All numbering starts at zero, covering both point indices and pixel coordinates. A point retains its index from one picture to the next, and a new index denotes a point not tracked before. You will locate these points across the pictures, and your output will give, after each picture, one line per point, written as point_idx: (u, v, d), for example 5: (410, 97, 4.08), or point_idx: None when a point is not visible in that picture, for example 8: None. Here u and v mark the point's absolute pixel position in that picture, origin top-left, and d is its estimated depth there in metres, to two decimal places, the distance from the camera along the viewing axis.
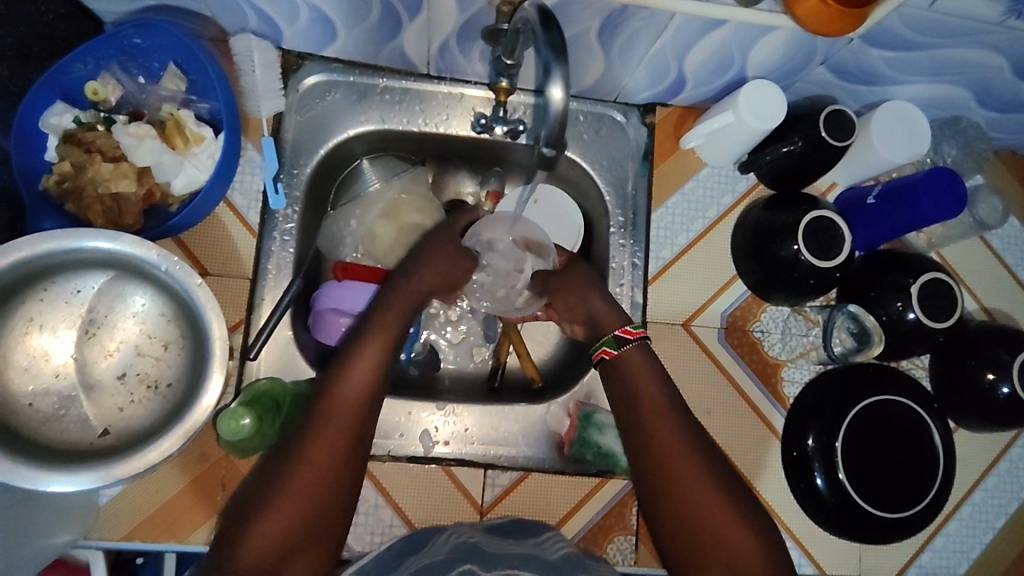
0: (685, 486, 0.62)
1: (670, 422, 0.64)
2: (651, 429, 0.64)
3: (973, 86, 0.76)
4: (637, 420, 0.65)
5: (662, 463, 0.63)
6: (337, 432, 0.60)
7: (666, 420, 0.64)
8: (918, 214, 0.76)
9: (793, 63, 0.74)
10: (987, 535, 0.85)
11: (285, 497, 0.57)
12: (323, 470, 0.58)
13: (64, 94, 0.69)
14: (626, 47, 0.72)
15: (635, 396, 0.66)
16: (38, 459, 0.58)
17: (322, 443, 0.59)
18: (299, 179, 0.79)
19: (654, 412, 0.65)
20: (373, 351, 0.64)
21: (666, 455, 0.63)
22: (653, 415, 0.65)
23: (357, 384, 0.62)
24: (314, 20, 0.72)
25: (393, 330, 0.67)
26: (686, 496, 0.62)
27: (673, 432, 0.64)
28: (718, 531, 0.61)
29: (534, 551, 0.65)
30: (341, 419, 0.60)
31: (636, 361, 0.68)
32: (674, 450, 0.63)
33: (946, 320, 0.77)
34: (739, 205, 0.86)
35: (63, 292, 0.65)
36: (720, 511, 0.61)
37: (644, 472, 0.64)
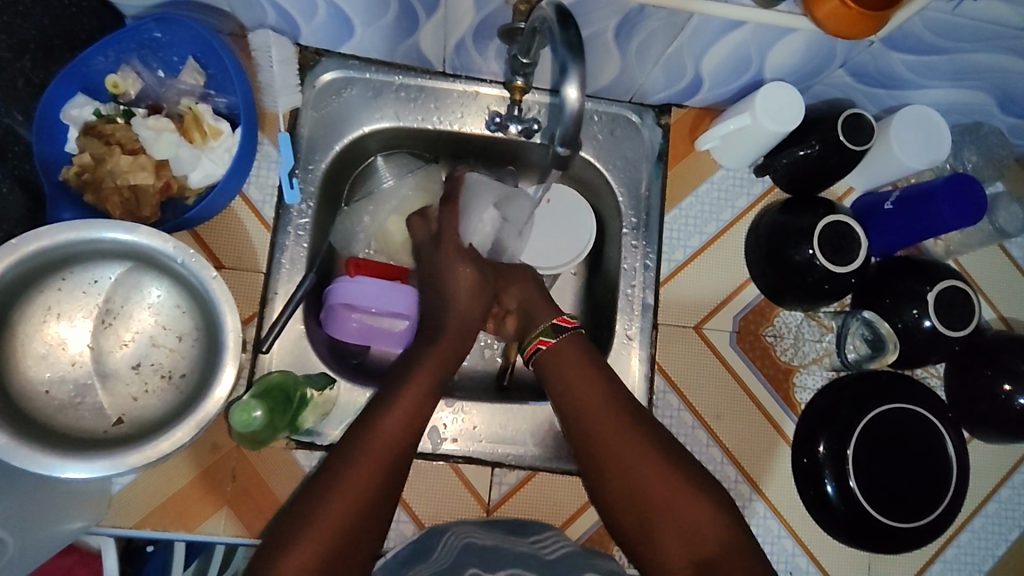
0: (626, 467, 0.64)
1: (623, 417, 0.66)
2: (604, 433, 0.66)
3: (995, 92, 0.75)
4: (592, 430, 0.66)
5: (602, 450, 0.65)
6: (375, 471, 0.61)
7: (608, 416, 0.66)
8: (936, 221, 0.75)
9: (812, 66, 0.73)
10: (1000, 547, 0.84)
11: (327, 515, 0.58)
12: (362, 494, 0.60)
13: (86, 87, 0.70)
14: (643, 48, 0.72)
15: (571, 400, 0.68)
16: (54, 446, 0.59)
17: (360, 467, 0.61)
18: (314, 174, 0.79)
19: (595, 408, 0.67)
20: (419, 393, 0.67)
21: (606, 445, 0.65)
22: (592, 411, 0.67)
23: (399, 419, 0.65)
24: (332, 17, 0.72)
25: (438, 376, 0.70)
26: (633, 472, 0.63)
27: (614, 424, 0.66)
28: (666, 501, 0.62)
29: (533, 551, 0.66)
30: (380, 449, 0.62)
31: (573, 366, 0.69)
32: (614, 440, 0.65)
33: (963, 328, 0.76)
34: (754, 208, 0.86)
35: (81, 282, 0.66)
36: (663, 482, 0.62)
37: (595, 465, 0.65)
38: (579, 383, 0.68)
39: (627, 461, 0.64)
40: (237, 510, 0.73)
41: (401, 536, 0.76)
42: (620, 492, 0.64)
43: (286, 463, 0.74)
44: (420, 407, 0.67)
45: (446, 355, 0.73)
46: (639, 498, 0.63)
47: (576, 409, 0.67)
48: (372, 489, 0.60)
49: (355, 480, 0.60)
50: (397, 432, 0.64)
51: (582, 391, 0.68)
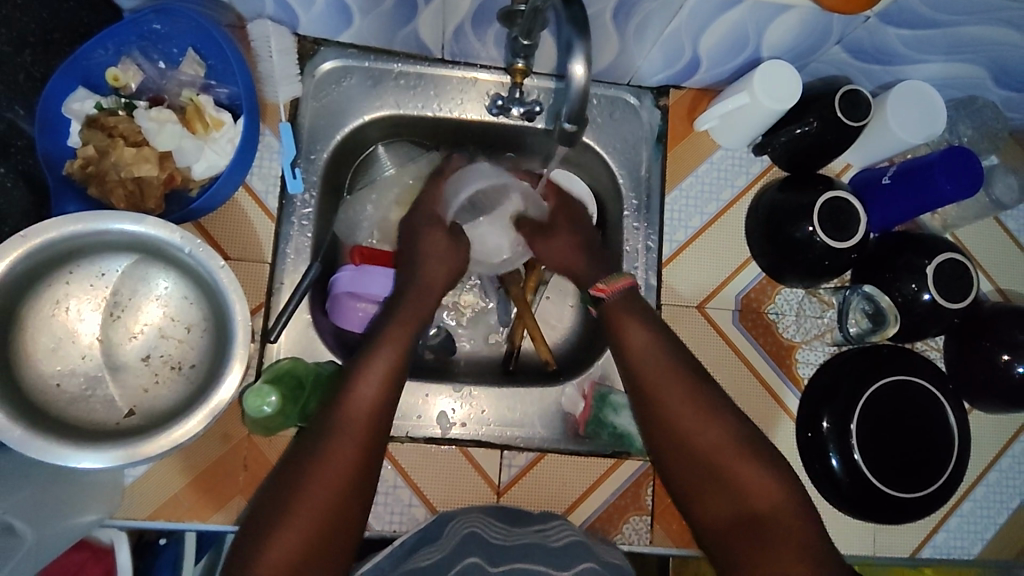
0: (690, 431, 0.63)
1: (674, 372, 0.66)
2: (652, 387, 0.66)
3: (989, 65, 0.76)
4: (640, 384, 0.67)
5: (666, 413, 0.65)
6: (358, 437, 0.60)
7: (672, 378, 0.66)
8: (934, 195, 0.76)
9: (809, 43, 0.74)
10: (1002, 514, 0.85)
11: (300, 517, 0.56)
12: (335, 493, 0.58)
13: (86, 80, 0.70)
14: (641, 28, 0.73)
15: (634, 363, 0.68)
16: (68, 438, 0.59)
17: (332, 465, 0.58)
18: (316, 164, 0.80)
19: (654, 372, 0.67)
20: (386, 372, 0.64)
21: (669, 409, 0.65)
22: (656, 374, 0.66)
23: (370, 399, 0.62)
24: (330, 5, 0.72)
25: (406, 343, 0.67)
26: (686, 431, 0.63)
27: (678, 385, 0.65)
28: (711, 459, 0.62)
29: (541, 540, 0.66)
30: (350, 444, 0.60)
31: (634, 327, 0.70)
32: (679, 402, 0.64)
33: (961, 300, 0.77)
34: (753, 187, 0.86)
35: (88, 275, 0.66)
36: (727, 449, 0.62)
37: (657, 427, 0.65)
38: (642, 344, 0.68)
39: (690, 425, 0.63)
40: (248, 500, 0.74)
41: (413, 520, 0.77)
42: (680, 458, 0.63)
43: None
44: (390, 381, 0.64)
45: (410, 333, 0.69)
46: (699, 463, 0.62)
47: (636, 368, 0.68)
48: (346, 485, 0.58)
49: (328, 475, 0.58)
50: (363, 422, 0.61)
51: (645, 355, 0.68)
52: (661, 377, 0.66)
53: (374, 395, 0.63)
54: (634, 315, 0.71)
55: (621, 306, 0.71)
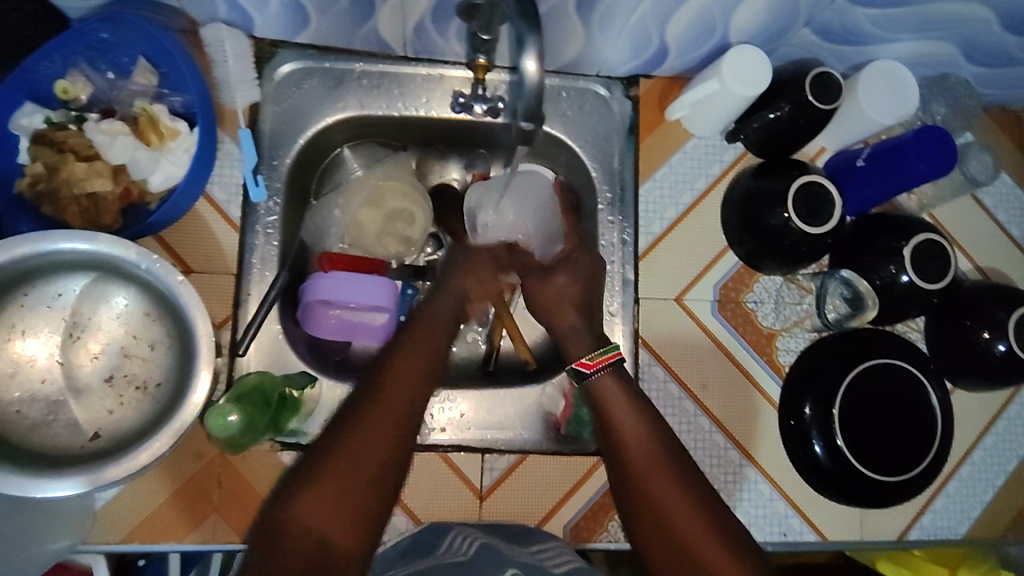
0: (671, 517, 0.59)
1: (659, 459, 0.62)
2: (637, 467, 0.62)
3: (960, 42, 0.75)
4: (624, 462, 0.62)
5: (648, 496, 0.60)
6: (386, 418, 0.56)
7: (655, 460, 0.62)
8: (909, 175, 0.75)
9: (777, 26, 0.72)
10: (988, 493, 0.85)
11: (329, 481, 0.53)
12: (373, 464, 0.54)
13: (33, 94, 0.67)
14: (606, 18, 0.71)
15: (616, 431, 0.64)
16: (28, 466, 0.57)
17: (366, 430, 0.55)
18: (280, 170, 0.78)
19: (639, 449, 0.62)
20: (425, 342, 0.62)
21: (651, 491, 0.60)
22: (637, 451, 0.62)
23: (404, 383, 0.58)
24: (285, 5, 0.70)
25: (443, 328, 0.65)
26: (669, 522, 0.59)
27: (663, 475, 0.61)
28: (691, 553, 0.58)
29: (538, 563, 0.65)
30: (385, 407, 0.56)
31: (620, 398, 0.65)
32: (661, 488, 0.60)
33: (940, 281, 0.76)
34: (728, 174, 0.85)
35: (45, 296, 0.64)
36: (708, 539, 0.58)
37: (637, 511, 0.61)
38: (627, 419, 0.64)
39: (670, 514, 0.59)
40: (224, 517, 0.72)
41: (395, 530, 0.75)
42: (658, 545, 0.59)
43: (273, 465, 0.73)
44: (431, 362, 0.61)
45: (449, 309, 0.67)
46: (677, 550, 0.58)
47: (622, 448, 0.63)
48: (382, 450, 0.55)
49: (363, 440, 0.54)
50: (408, 385, 0.58)
51: (629, 429, 0.63)
52: (648, 460, 0.62)
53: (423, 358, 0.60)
54: (625, 388, 0.66)
55: (615, 383, 0.66)
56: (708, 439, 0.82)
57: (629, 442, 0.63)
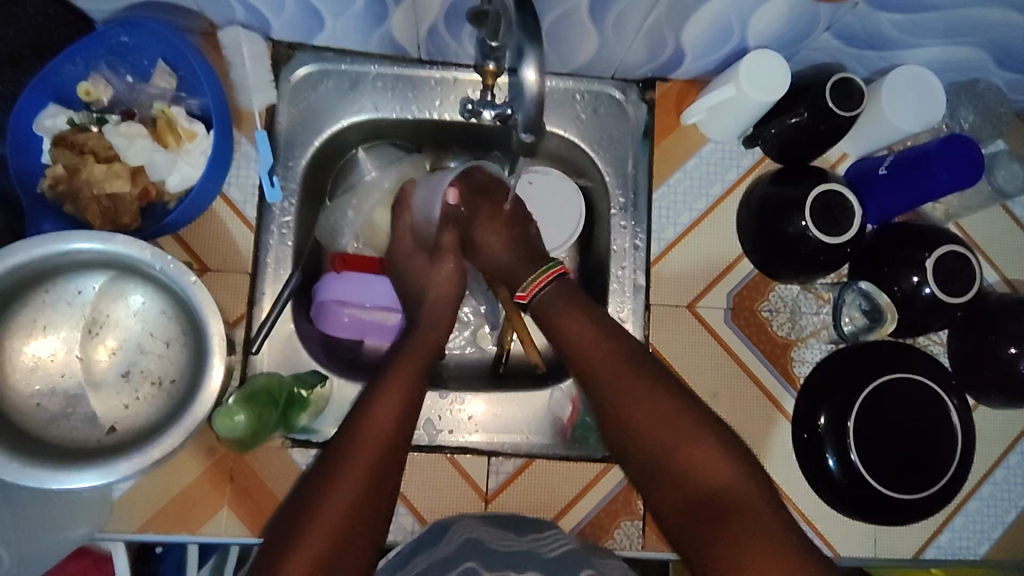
0: (644, 425, 0.65)
1: (609, 350, 0.70)
2: (592, 356, 0.70)
3: (990, 47, 0.72)
4: (581, 357, 0.70)
5: (619, 411, 0.67)
6: (367, 460, 0.60)
7: (625, 376, 0.68)
8: (932, 186, 0.73)
9: (797, 31, 0.71)
10: (1010, 513, 0.82)
11: (314, 535, 0.56)
12: (351, 493, 0.59)
13: (57, 96, 0.69)
14: (619, 22, 0.70)
15: (571, 341, 0.71)
16: (46, 458, 0.59)
17: (346, 466, 0.60)
18: (294, 171, 0.79)
19: (600, 355, 0.70)
20: (397, 390, 0.65)
21: (621, 398, 0.67)
22: (603, 361, 0.69)
23: (381, 428, 0.62)
24: (300, 9, 0.70)
25: (416, 374, 0.67)
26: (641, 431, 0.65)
27: (622, 367, 0.69)
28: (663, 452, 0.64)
29: (532, 548, 0.66)
30: (365, 446, 0.61)
31: (573, 319, 0.72)
32: (623, 386, 0.67)
33: (963, 295, 0.74)
34: (744, 180, 0.84)
35: (65, 293, 0.66)
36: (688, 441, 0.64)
37: (619, 436, 0.67)
38: (591, 340, 0.70)
39: (645, 421, 0.65)
40: (234, 511, 0.74)
41: (402, 529, 0.76)
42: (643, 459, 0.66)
43: (283, 462, 0.75)
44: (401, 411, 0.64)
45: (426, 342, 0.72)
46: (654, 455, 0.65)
47: (578, 349, 0.70)
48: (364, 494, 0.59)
49: (342, 494, 0.58)
50: (380, 441, 0.62)
51: (582, 334, 0.71)
52: (601, 356, 0.69)
53: (396, 403, 0.64)
54: (574, 300, 0.73)
55: (561, 295, 0.73)
56: None
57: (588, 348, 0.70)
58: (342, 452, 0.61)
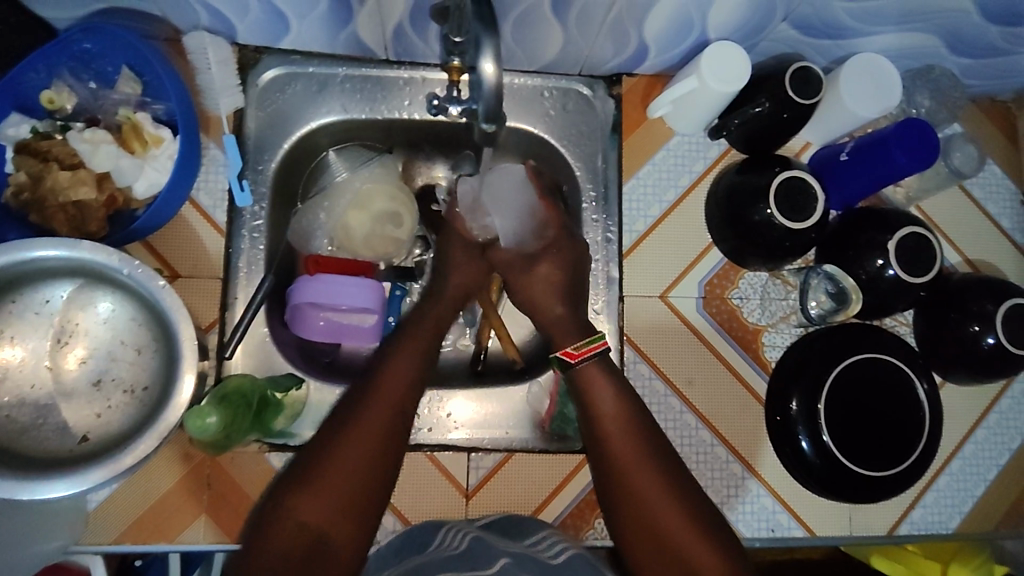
0: (653, 511, 0.61)
1: (627, 425, 0.65)
2: (609, 432, 0.65)
3: (942, 33, 0.74)
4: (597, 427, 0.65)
5: (628, 487, 0.62)
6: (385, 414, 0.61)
7: (640, 454, 0.63)
8: (891, 169, 0.75)
9: (755, 22, 0.72)
10: (979, 487, 0.84)
11: (333, 477, 0.57)
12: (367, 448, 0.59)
13: (19, 104, 0.69)
14: (582, 17, 0.71)
15: (593, 406, 0.66)
16: (16, 469, 0.59)
17: (311, 502, 0.56)
18: (264, 175, 0.79)
19: (615, 427, 0.65)
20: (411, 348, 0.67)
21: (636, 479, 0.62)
22: (622, 432, 0.64)
23: (395, 383, 0.63)
24: (264, 12, 0.71)
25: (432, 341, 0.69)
26: (643, 504, 0.61)
27: (637, 449, 0.63)
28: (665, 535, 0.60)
29: (530, 552, 0.65)
30: (336, 482, 0.57)
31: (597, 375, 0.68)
32: (631, 458, 0.63)
33: (925, 275, 0.76)
34: (711, 171, 0.85)
35: (32, 303, 0.65)
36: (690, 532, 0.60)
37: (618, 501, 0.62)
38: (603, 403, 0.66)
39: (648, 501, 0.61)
40: (213, 518, 0.73)
41: (383, 529, 0.76)
42: (641, 543, 0.61)
43: (260, 466, 0.74)
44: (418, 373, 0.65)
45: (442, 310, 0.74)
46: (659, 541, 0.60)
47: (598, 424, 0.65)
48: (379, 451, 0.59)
49: (355, 448, 0.58)
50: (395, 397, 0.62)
51: (606, 403, 0.66)
52: (621, 432, 0.64)
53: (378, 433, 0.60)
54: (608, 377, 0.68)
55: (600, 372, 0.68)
56: (694, 436, 0.82)
57: (607, 417, 0.65)
58: (307, 483, 0.57)
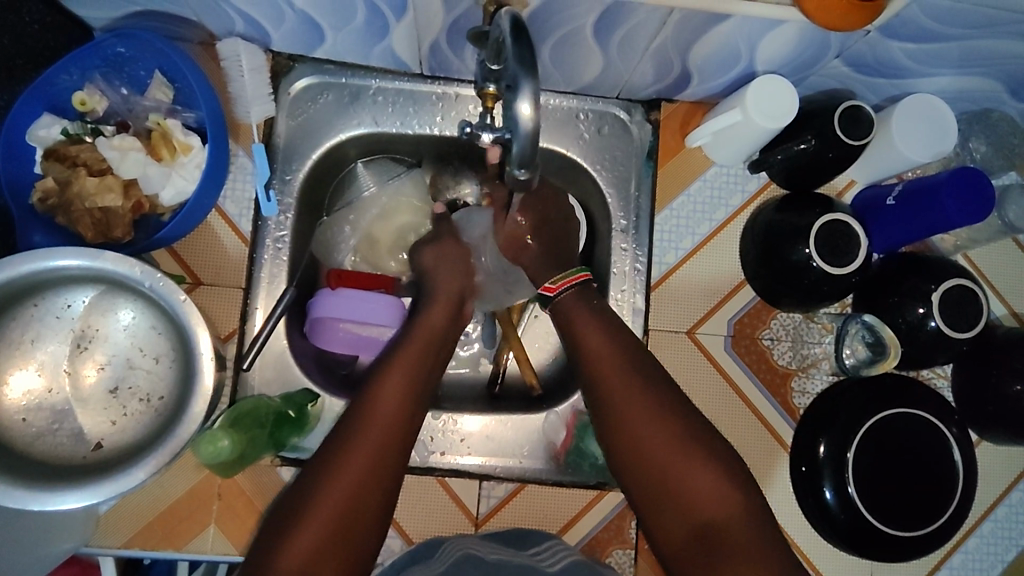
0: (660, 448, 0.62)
1: (623, 370, 0.65)
2: (611, 377, 0.66)
3: (1004, 79, 0.70)
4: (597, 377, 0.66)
5: (629, 428, 0.63)
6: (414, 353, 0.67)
7: (623, 378, 0.65)
8: (939, 218, 0.72)
9: (806, 57, 0.69)
10: (1010, 551, 0.81)
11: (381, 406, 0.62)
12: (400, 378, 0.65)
13: (52, 106, 0.68)
14: (625, 43, 0.68)
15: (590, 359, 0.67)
16: (28, 477, 0.59)
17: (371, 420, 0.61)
18: (291, 185, 0.77)
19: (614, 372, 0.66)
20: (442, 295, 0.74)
21: (630, 426, 0.63)
22: (609, 362, 0.66)
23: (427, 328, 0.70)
24: (300, 22, 0.69)
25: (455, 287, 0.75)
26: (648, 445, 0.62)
27: (636, 391, 0.64)
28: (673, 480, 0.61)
29: (532, 563, 0.66)
30: (329, 501, 0.57)
31: (590, 347, 0.68)
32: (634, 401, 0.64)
33: (969, 330, 0.72)
34: (749, 205, 0.82)
35: (54, 307, 0.65)
36: (682, 452, 0.61)
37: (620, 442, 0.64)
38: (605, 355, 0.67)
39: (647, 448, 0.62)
40: (221, 529, 0.73)
41: (390, 552, 0.75)
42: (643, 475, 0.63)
43: (271, 480, 0.74)
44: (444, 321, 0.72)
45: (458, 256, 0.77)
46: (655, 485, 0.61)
47: (598, 372, 0.66)
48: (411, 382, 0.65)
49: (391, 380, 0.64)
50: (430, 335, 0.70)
51: (603, 357, 0.67)
52: (622, 375, 0.65)
53: (373, 453, 0.60)
54: (596, 321, 0.69)
55: (587, 314, 0.70)
56: None
57: (606, 364, 0.66)
58: (304, 509, 0.57)
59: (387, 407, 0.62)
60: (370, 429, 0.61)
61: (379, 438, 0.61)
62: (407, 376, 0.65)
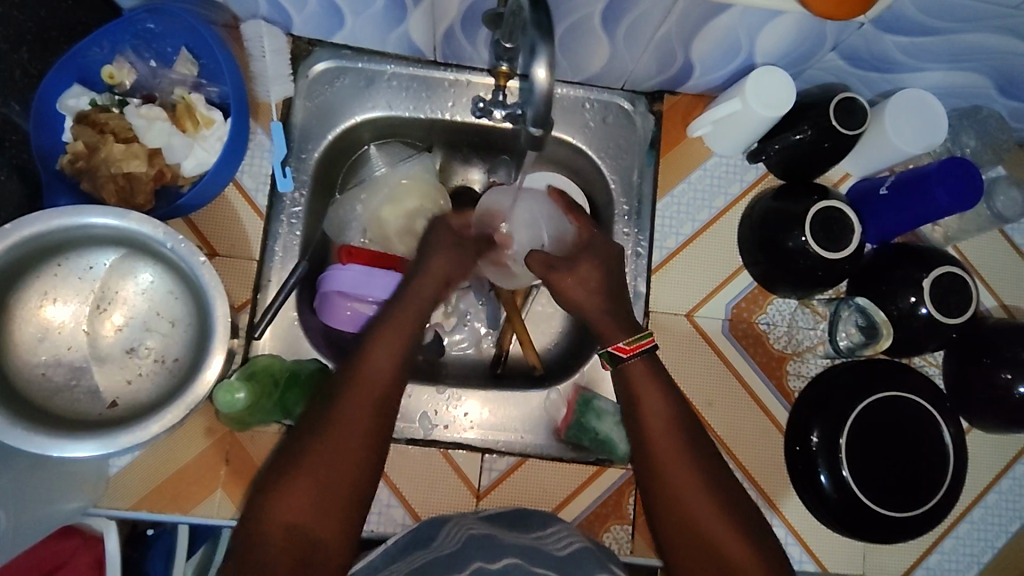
0: (700, 512, 0.61)
1: (669, 432, 0.65)
2: (655, 441, 0.65)
3: (993, 75, 0.74)
4: (642, 435, 0.65)
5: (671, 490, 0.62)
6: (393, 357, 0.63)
7: (672, 445, 0.64)
8: (931, 207, 0.74)
9: (804, 49, 0.72)
10: (1000, 538, 0.83)
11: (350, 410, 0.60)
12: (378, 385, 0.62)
13: (82, 77, 0.72)
14: (631, 31, 0.71)
15: (641, 422, 0.66)
16: (48, 426, 0.60)
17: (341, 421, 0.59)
18: (307, 163, 0.80)
19: (660, 433, 0.65)
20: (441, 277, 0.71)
21: (678, 484, 0.62)
22: (655, 425, 0.65)
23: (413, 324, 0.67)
24: (322, 6, 0.73)
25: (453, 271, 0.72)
26: (693, 509, 0.61)
27: (680, 453, 0.64)
28: (713, 542, 0.60)
29: (536, 545, 0.65)
30: (285, 515, 0.55)
31: (654, 398, 0.67)
32: (675, 470, 0.63)
33: (960, 316, 0.75)
34: (747, 195, 0.85)
35: (76, 268, 0.67)
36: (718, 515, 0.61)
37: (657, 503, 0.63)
38: (654, 415, 0.66)
39: (697, 515, 0.61)
40: (227, 494, 0.74)
41: (392, 522, 0.77)
42: (680, 534, 0.61)
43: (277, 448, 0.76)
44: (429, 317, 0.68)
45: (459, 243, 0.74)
46: (702, 556, 0.60)
47: (645, 434, 0.65)
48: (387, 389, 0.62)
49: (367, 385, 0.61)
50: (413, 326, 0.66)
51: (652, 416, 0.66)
52: (670, 443, 0.64)
53: (343, 455, 0.58)
54: (655, 379, 0.68)
55: (643, 367, 0.68)
56: None
57: (654, 427, 0.65)
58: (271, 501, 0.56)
59: (356, 411, 0.60)
60: (326, 457, 0.58)
61: (333, 465, 0.58)
62: (382, 378, 0.62)
